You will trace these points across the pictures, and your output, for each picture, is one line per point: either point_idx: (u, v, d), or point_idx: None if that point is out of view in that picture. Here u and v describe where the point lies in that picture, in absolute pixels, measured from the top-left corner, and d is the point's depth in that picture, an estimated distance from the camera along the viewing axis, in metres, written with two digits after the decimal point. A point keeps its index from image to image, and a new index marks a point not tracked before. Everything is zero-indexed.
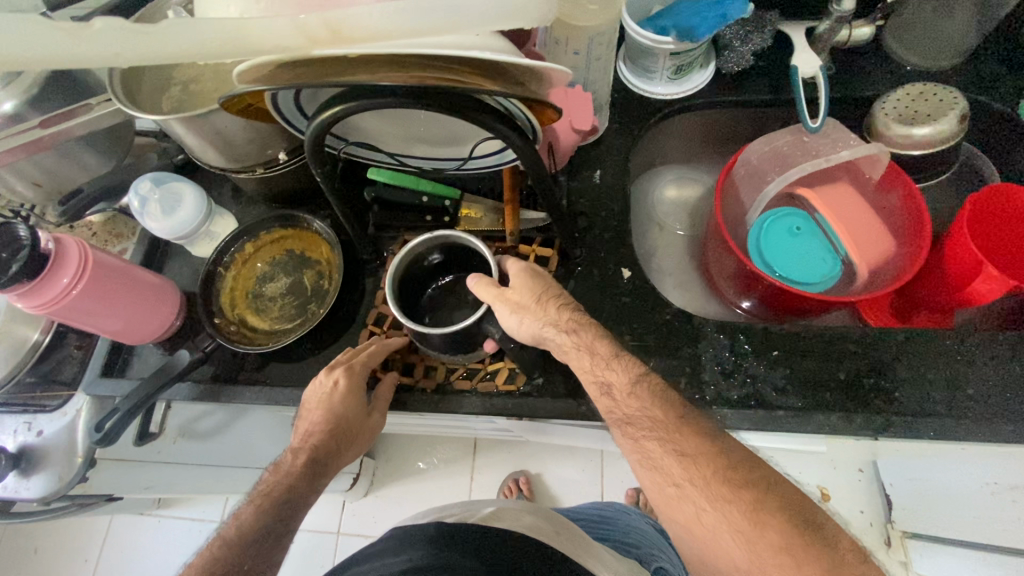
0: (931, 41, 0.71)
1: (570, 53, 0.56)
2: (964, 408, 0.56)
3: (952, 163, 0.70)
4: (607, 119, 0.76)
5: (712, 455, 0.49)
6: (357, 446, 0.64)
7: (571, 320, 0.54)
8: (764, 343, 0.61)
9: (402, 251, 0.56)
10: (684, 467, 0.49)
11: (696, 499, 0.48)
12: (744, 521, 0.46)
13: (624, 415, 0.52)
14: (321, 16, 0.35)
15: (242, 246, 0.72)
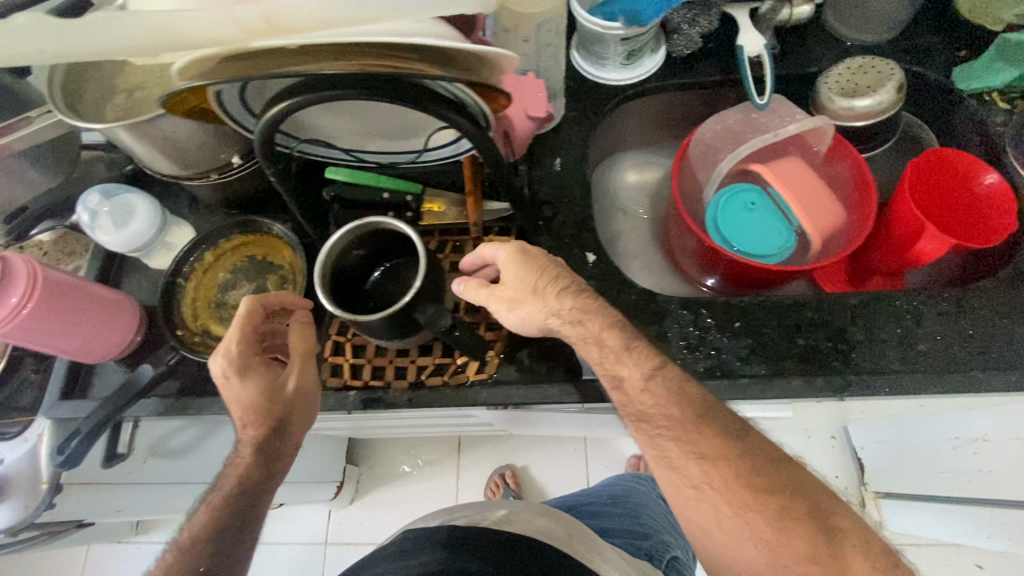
0: (867, 22, 0.73)
1: (521, 40, 0.57)
2: (916, 363, 0.59)
3: (893, 131, 0.73)
4: (564, 108, 0.77)
5: (735, 460, 0.52)
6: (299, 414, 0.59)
7: (575, 309, 0.56)
8: (726, 316, 0.62)
9: (323, 250, 0.55)
10: (708, 475, 0.51)
11: (716, 503, 0.51)
12: (767, 530, 0.49)
13: (641, 413, 0.54)
14: (258, 8, 0.35)
15: (202, 255, 0.70)
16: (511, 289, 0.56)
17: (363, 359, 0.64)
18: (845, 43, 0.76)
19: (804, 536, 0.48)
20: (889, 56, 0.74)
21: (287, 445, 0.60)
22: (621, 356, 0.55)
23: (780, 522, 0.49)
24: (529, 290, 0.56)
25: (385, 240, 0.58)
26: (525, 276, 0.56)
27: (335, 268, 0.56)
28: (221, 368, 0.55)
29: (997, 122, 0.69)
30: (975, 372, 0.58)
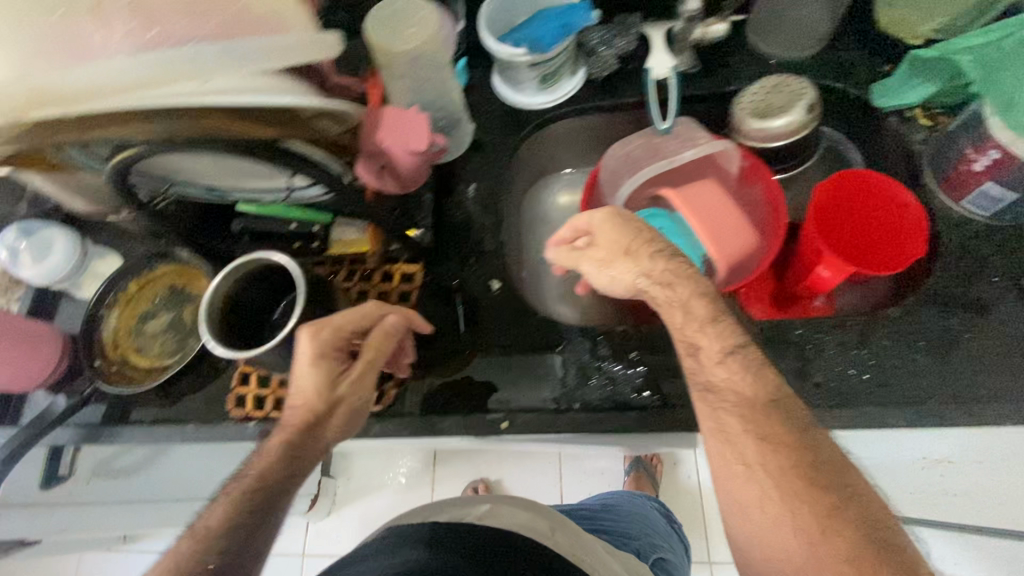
0: (793, 35, 0.71)
1: (394, 78, 0.57)
2: (810, 396, 0.57)
3: (811, 151, 0.72)
4: (481, 133, 0.76)
5: (799, 451, 0.46)
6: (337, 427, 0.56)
7: (665, 271, 0.55)
8: (623, 346, 0.62)
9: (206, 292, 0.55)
10: (768, 459, 0.47)
11: (763, 482, 0.46)
12: (812, 524, 0.43)
13: (711, 385, 0.51)
14: (24, 83, 0.36)
15: (126, 286, 0.73)
16: (607, 244, 0.58)
17: (268, 390, 0.65)
18: (771, 62, 0.73)
19: (850, 546, 0.42)
20: (811, 73, 0.71)
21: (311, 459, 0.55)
22: (703, 327, 0.52)
23: (831, 533, 0.43)
24: (622, 248, 0.57)
25: (280, 277, 0.59)
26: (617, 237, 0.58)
27: (229, 307, 0.56)
28: (313, 347, 0.53)
29: (918, 140, 0.66)
30: (871, 406, 0.56)
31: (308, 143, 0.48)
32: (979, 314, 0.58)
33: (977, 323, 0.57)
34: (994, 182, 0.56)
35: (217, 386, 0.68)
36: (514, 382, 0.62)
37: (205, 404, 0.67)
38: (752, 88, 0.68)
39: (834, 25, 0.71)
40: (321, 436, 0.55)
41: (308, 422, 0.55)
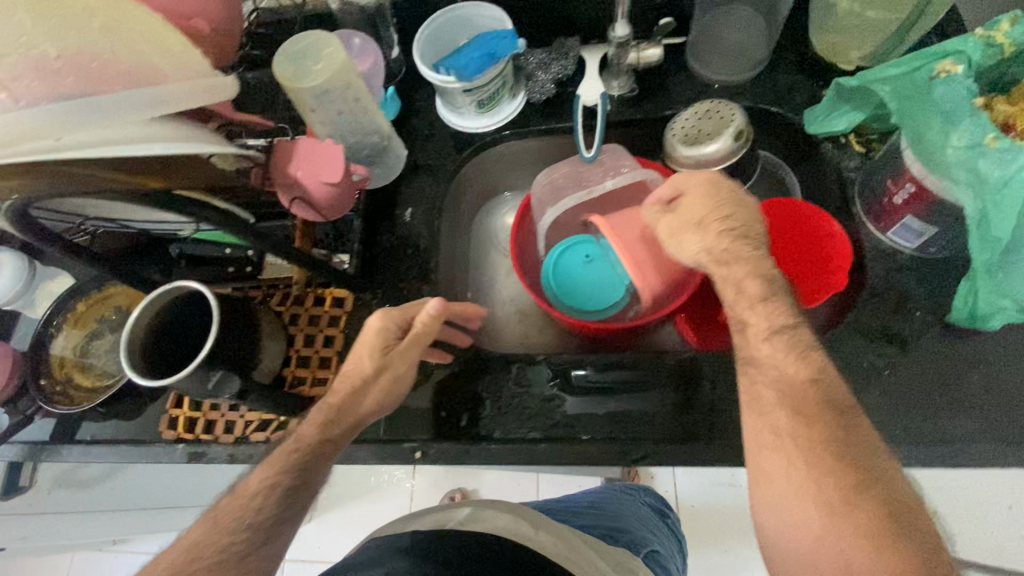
0: (732, 59, 0.70)
1: (308, 112, 0.58)
2: (721, 431, 0.57)
3: (748, 176, 0.70)
4: (419, 158, 0.77)
5: (833, 424, 0.42)
6: (368, 408, 0.55)
7: (730, 246, 0.51)
8: (541, 376, 0.62)
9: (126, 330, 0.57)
10: (797, 427, 0.43)
11: (789, 455, 0.42)
12: (834, 496, 0.40)
13: (756, 354, 0.47)
14: None
15: (73, 307, 0.75)
16: (693, 208, 0.53)
17: (199, 412, 0.67)
18: (711, 85, 0.71)
19: (872, 523, 0.38)
20: (747, 97, 0.69)
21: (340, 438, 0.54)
22: (754, 304, 0.48)
23: (862, 509, 0.39)
24: (694, 218, 0.53)
25: (193, 314, 0.59)
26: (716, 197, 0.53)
27: (150, 334, 0.58)
28: (378, 322, 0.55)
29: (850, 167, 0.64)
30: None
31: (190, 186, 0.48)
32: (900, 350, 0.56)
33: (897, 359, 0.56)
34: (915, 215, 0.55)
35: (154, 407, 0.70)
36: (434, 410, 0.62)
37: (142, 425, 0.69)
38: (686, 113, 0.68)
39: (772, 46, 0.69)
40: (357, 408, 0.55)
41: (353, 393, 0.55)
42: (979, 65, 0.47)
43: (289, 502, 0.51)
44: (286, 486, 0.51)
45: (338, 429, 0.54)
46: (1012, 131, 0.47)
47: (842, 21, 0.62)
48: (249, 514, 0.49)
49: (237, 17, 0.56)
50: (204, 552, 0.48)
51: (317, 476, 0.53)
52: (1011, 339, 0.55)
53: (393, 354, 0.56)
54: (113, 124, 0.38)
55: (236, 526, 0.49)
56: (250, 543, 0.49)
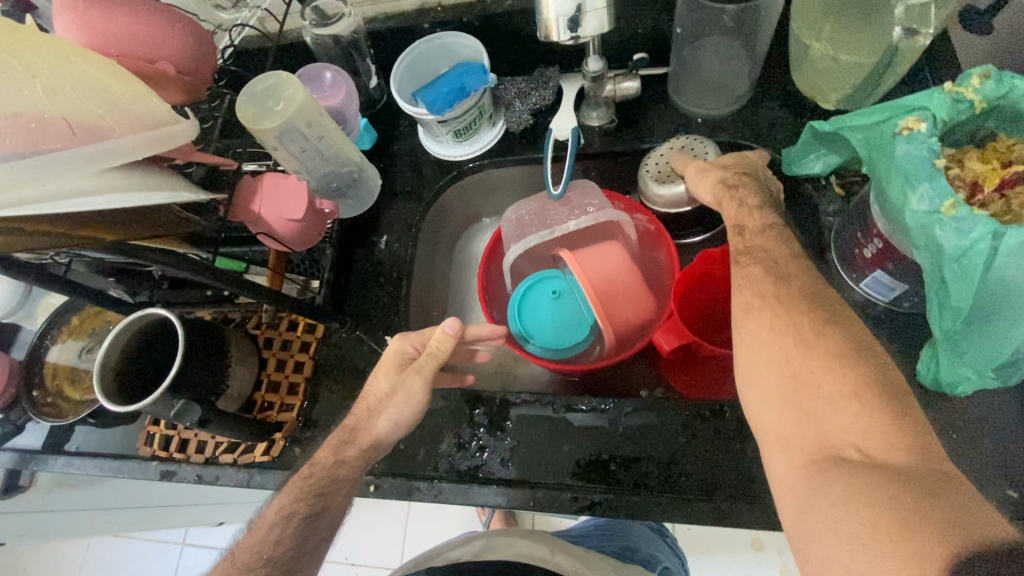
0: (714, 92, 0.67)
1: (271, 149, 0.59)
2: (675, 482, 0.56)
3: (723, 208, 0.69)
4: (396, 183, 0.75)
5: (814, 282, 0.43)
6: (381, 432, 0.55)
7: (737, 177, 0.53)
8: (499, 414, 0.62)
9: (96, 367, 0.58)
10: (778, 283, 0.44)
11: (776, 311, 0.42)
12: (810, 330, 0.40)
13: (773, 264, 0.45)
14: None
15: (69, 320, 0.76)
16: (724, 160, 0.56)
17: (174, 431, 0.70)
18: (696, 120, 0.68)
19: (845, 349, 0.38)
20: (729, 133, 0.67)
21: (355, 464, 0.55)
22: (764, 228, 0.49)
23: (838, 341, 0.39)
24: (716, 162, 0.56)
25: (156, 346, 0.62)
26: (750, 162, 0.56)
27: (121, 369, 0.60)
28: (395, 345, 0.56)
29: (829, 211, 0.62)
30: (731, 502, 0.54)
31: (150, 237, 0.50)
32: None
33: None
34: (884, 270, 0.52)
35: (136, 422, 0.73)
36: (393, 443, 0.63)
37: (124, 440, 0.72)
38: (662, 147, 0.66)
39: (755, 82, 0.67)
40: (371, 428, 0.55)
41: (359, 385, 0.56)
42: (945, 120, 0.45)
43: (306, 526, 0.52)
44: (303, 515, 0.52)
45: (353, 450, 0.55)
46: (979, 195, 0.44)
47: (819, 63, 0.59)
48: (267, 548, 0.51)
49: (204, 59, 0.56)
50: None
51: (334, 503, 0.53)
52: (985, 405, 0.51)
53: (411, 372, 0.55)
54: (62, 179, 0.40)
55: (255, 560, 0.51)
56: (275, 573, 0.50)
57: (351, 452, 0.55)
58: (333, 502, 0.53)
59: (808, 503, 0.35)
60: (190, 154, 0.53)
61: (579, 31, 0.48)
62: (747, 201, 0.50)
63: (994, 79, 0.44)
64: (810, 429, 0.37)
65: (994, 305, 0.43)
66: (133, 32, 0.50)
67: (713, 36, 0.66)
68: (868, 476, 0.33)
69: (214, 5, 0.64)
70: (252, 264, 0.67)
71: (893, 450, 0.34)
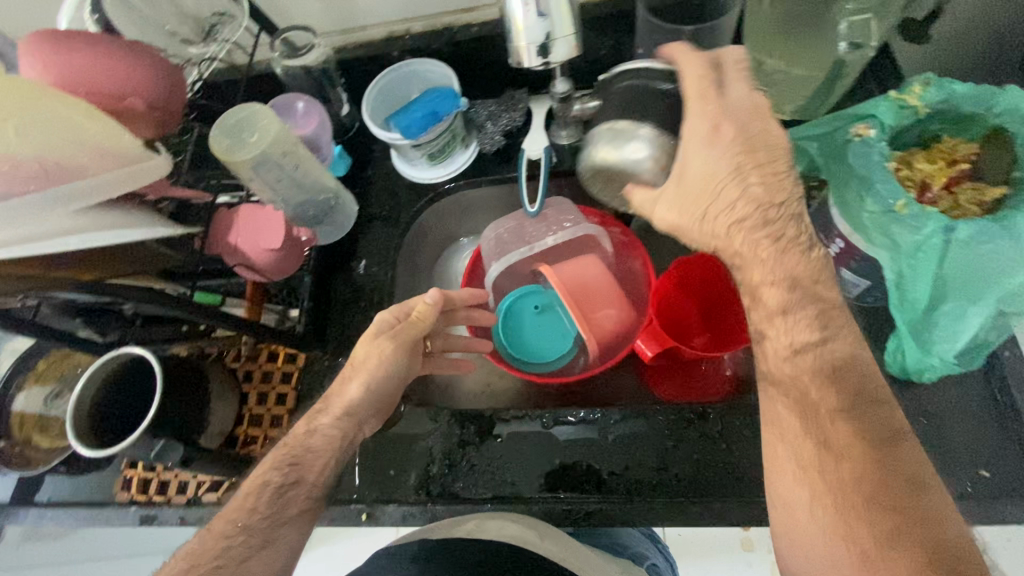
0: None
1: (246, 180, 0.59)
2: (665, 488, 0.57)
3: None
4: (373, 209, 0.75)
5: (878, 465, 0.39)
6: (353, 397, 0.54)
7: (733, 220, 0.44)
8: (488, 430, 0.62)
9: (69, 415, 0.56)
10: (840, 481, 0.39)
11: (818, 487, 0.40)
12: (867, 533, 0.38)
13: (802, 402, 0.42)
14: None
15: (35, 365, 0.72)
16: (694, 188, 0.45)
17: (153, 473, 0.68)
18: None
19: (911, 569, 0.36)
20: None
21: (328, 434, 0.53)
22: (798, 352, 0.43)
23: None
24: (705, 189, 0.44)
25: (136, 387, 0.61)
26: (749, 144, 0.43)
27: (98, 413, 0.58)
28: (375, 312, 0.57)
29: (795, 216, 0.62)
30: (720, 501, 0.56)
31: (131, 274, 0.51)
32: None
33: None
34: (848, 268, 0.54)
35: (112, 468, 0.69)
36: (383, 468, 0.62)
37: (101, 486, 0.69)
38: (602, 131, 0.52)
39: None
40: (342, 394, 0.55)
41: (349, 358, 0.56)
42: (892, 126, 0.48)
43: (278, 498, 0.50)
44: (277, 483, 0.50)
45: (326, 418, 0.54)
46: (929, 193, 0.47)
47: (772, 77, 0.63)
48: (240, 515, 0.48)
49: (176, 92, 0.56)
50: (205, 558, 0.47)
51: (310, 472, 0.51)
52: (949, 390, 0.54)
53: (384, 337, 0.56)
54: (34, 220, 0.40)
55: (231, 527, 0.48)
56: (249, 547, 0.48)
57: (324, 420, 0.54)
58: (309, 473, 0.51)
59: None
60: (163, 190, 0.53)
61: (548, 57, 0.50)
62: (762, 297, 0.44)
63: (936, 85, 0.48)
64: None
65: (950, 295, 0.46)
66: (102, 70, 0.50)
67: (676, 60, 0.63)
68: None
69: (183, 40, 0.62)
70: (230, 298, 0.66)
71: None
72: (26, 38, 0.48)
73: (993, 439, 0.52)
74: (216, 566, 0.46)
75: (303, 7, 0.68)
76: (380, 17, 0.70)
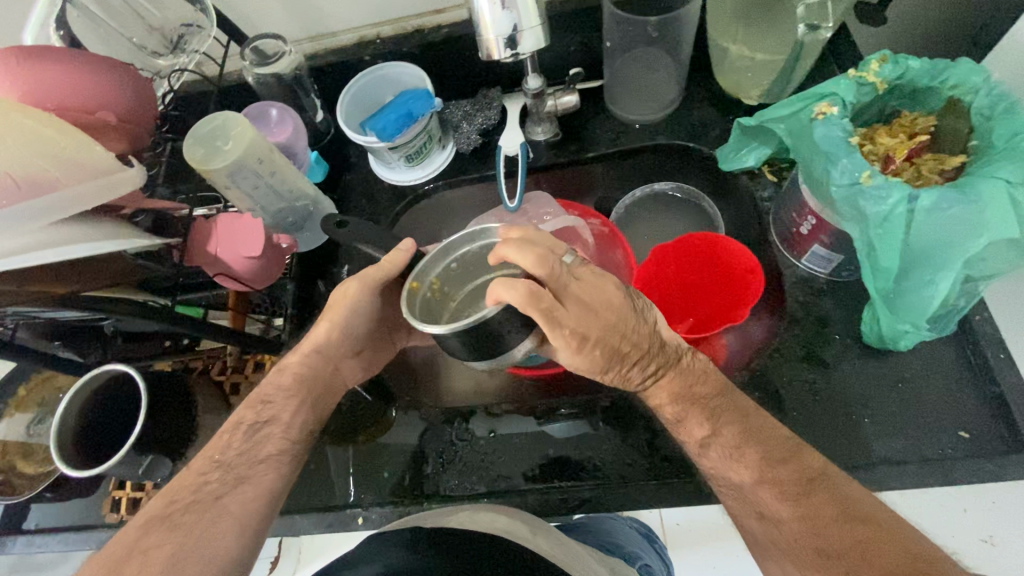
0: (645, 97, 0.71)
1: (222, 188, 0.59)
2: (659, 472, 0.57)
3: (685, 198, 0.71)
4: (354, 215, 0.75)
5: (808, 516, 0.40)
6: (320, 335, 0.53)
7: (637, 376, 0.45)
8: (480, 425, 0.63)
9: (53, 433, 0.56)
10: (795, 557, 0.40)
11: (782, 559, 0.41)
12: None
13: (736, 489, 0.44)
14: None
15: (15, 392, 0.72)
16: (587, 362, 0.44)
17: (142, 493, 0.67)
18: (633, 127, 0.72)
19: None
20: (665, 136, 0.70)
21: (297, 370, 0.53)
22: (704, 447, 0.45)
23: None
24: (613, 357, 0.44)
25: (119, 405, 0.59)
26: (611, 324, 0.42)
27: (81, 431, 0.57)
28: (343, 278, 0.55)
29: (765, 197, 0.65)
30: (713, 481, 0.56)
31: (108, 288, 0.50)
32: (822, 372, 0.57)
33: (823, 382, 0.57)
34: (821, 244, 0.56)
35: (100, 489, 0.68)
36: (377, 471, 0.62)
37: (88, 510, 0.68)
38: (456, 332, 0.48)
39: (683, 84, 0.71)
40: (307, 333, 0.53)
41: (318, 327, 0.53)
42: (853, 103, 0.50)
43: (250, 436, 0.49)
44: (250, 422, 0.50)
45: (292, 357, 0.53)
46: (892, 165, 0.49)
47: (737, 64, 0.64)
48: (215, 451, 0.48)
49: (147, 103, 0.56)
50: (185, 492, 0.45)
51: (284, 412, 0.51)
52: (925, 357, 0.56)
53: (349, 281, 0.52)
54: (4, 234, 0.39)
55: (207, 463, 0.47)
56: (224, 484, 0.46)
57: (291, 358, 0.53)
58: (282, 412, 0.51)
59: None
60: (139, 202, 0.52)
61: (517, 49, 0.51)
62: (663, 415, 0.47)
63: (891, 62, 0.49)
64: None
65: (917, 263, 0.47)
66: (71, 85, 0.49)
67: (638, 48, 0.69)
68: None
69: (151, 53, 0.62)
70: (213, 310, 0.66)
71: None
72: None
73: (971, 403, 0.54)
74: (190, 501, 0.44)
75: (271, 15, 0.68)
76: (350, 22, 0.70)
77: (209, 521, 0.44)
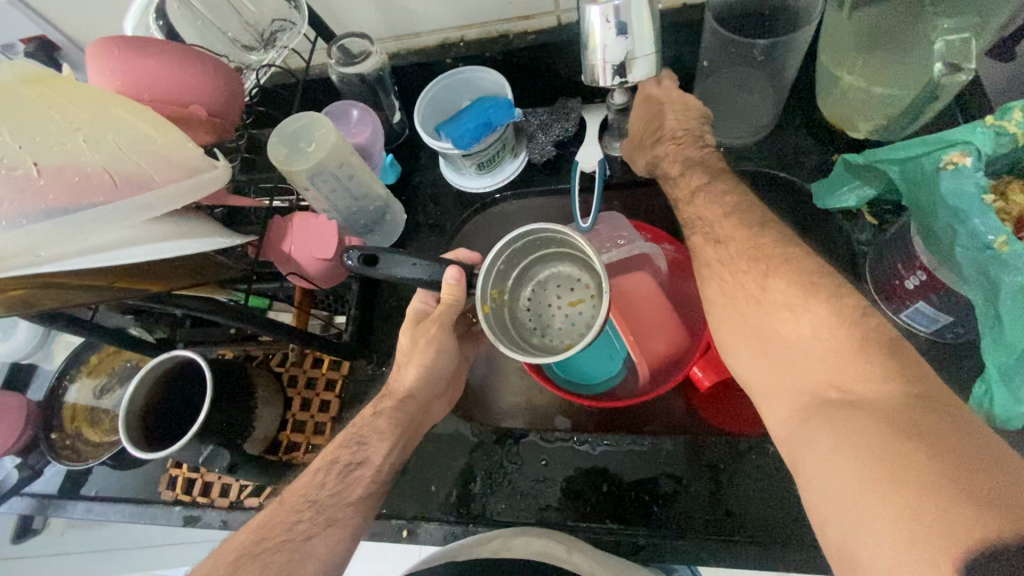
0: (736, 120, 0.66)
1: (301, 189, 0.59)
2: (721, 527, 0.54)
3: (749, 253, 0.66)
4: (421, 216, 0.75)
5: (757, 240, 0.45)
6: (411, 380, 0.55)
7: (668, 148, 0.56)
8: (533, 451, 0.61)
9: (122, 414, 0.57)
10: (732, 266, 0.45)
11: (720, 273, 0.46)
12: (755, 287, 0.43)
13: (702, 227, 0.49)
14: None
15: (87, 359, 0.74)
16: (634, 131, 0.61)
17: (196, 474, 0.69)
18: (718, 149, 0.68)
19: (790, 297, 0.41)
20: (753, 162, 0.66)
21: (393, 415, 0.54)
22: (695, 195, 0.51)
23: (817, 317, 0.39)
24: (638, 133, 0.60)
25: (185, 391, 0.61)
26: (666, 102, 0.58)
27: (149, 415, 0.59)
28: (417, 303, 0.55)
29: (861, 240, 0.62)
30: (778, 544, 0.53)
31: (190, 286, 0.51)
32: None
33: None
34: (927, 301, 0.51)
35: (158, 464, 0.70)
36: (424, 484, 0.62)
37: (145, 483, 0.70)
38: (517, 316, 0.55)
39: (781, 111, 0.66)
40: (399, 378, 0.56)
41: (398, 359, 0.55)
42: (988, 155, 0.45)
43: (344, 475, 0.51)
44: (346, 461, 0.52)
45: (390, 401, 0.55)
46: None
47: (848, 94, 0.59)
48: (309, 490, 0.49)
49: (237, 100, 0.56)
50: (277, 531, 0.48)
51: (376, 455, 0.53)
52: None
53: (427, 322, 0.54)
54: (103, 232, 0.40)
55: (301, 503, 0.49)
56: (315, 525, 0.48)
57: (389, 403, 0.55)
58: (376, 454, 0.53)
59: (806, 447, 0.37)
60: (221, 200, 0.53)
61: (627, 77, 0.48)
62: (669, 172, 0.55)
63: None
64: (800, 377, 0.39)
65: None
66: (168, 78, 0.50)
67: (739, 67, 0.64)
68: (860, 417, 0.35)
69: (243, 47, 0.62)
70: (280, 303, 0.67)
71: (867, 384, 0.36)
72: (93, 46, 0.48)
73: None
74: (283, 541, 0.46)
75: (359, 14, 0.67)
76: (436, 24, 0.69)
77: (299, 563, 0.45)
